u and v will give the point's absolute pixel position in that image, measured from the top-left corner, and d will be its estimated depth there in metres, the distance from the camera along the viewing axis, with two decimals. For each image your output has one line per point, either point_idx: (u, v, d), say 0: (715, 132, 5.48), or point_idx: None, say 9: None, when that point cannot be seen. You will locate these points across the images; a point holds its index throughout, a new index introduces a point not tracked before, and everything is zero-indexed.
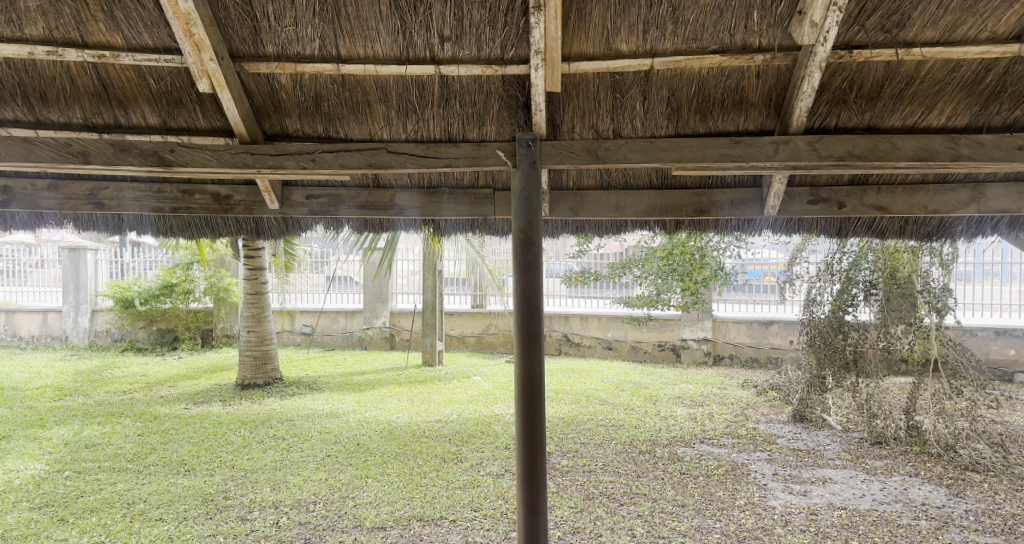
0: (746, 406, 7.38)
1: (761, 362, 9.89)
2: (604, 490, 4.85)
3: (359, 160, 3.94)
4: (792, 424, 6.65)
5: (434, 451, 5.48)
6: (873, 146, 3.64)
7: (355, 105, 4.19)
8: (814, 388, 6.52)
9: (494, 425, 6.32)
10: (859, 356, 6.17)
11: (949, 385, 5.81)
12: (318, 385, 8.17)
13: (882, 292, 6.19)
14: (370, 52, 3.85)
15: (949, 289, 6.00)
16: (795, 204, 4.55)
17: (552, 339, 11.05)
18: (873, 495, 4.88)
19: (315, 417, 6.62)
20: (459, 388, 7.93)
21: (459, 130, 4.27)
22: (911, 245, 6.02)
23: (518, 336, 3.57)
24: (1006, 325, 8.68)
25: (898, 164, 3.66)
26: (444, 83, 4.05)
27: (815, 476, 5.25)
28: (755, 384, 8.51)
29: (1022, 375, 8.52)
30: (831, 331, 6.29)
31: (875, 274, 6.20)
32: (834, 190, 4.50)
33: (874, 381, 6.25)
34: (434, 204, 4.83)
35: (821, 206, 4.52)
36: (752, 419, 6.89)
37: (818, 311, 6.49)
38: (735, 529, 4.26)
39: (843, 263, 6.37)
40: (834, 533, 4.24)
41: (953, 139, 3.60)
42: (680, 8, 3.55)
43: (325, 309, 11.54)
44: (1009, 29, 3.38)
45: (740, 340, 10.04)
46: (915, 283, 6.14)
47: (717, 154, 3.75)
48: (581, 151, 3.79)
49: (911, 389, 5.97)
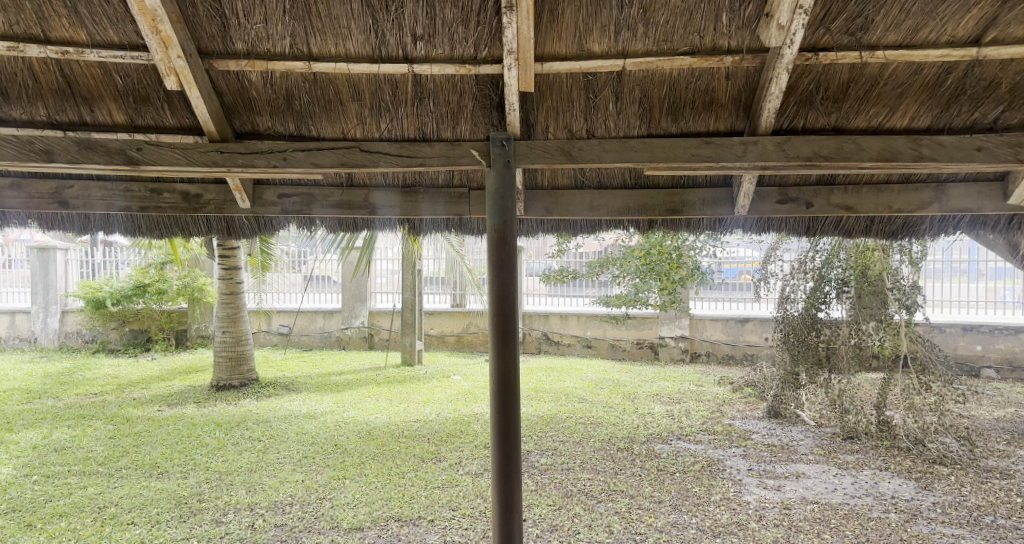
0: (722, 403, 7.46)
1: (737, 359, 9.99)
2: (582, 487, 4.87)
3: (332, 159, 3.90)
4: (766, 420, 6.73)
5: (412, 451, 5.47)
6: (839, 147, 3.70)
7: (327, 104, 4.16)
8: (788, 385, 6.58)
9: (472, 424, 6.31)
10: (831, 353, 6.32)
11: (918, 380, 5.91)
12: (295, 386, 8.10)
13: (854, 289, 6.33)
14: (342, 50, 3.83)
15: (918, 287, 6.10)
16: (765, 204, 4.62)
17: (531, 337, 11.06)
18: (844, 489, 4.97)
19: (292, 418, 6.56)
20: (438, 388, 7.91)
21: (433, 130, 4.26)
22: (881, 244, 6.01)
23: (493, 336, 3.57)
24: (973, 321, 8.89)
25: (863, 164, 3.73)
26: (418, 82, 4.05)
27: (788, 471, 5.33)
28: (731, 381, 8.60)
29: (988, 371, 8.75)
30: (805, 329, 6.41)
31: (847, 271, 6.37)
32: (802, 190, 4.57)
33: (846, 378, 6.34)
34: (410, 204, 4.81)
35: (790, 205, 4.59)
36: (728, 415, 6.97)
37: (792, 308, 6.59)
38: (710, 524, 4.31)
39: (816, 261, 6.49)
40: (806, 527, 4.30)
41: (916, 140, 3.67)
42: (651, 9, 3.58)
43: (303, 308, 11.44)
44: (967, 34, 3.46)
45: (717, 338, 10.15)
46: (886, 280, 6.15)
47: (688, 154, 3.79)
48: (555, 151, 3.81)
49: (882, 385, 6.09)
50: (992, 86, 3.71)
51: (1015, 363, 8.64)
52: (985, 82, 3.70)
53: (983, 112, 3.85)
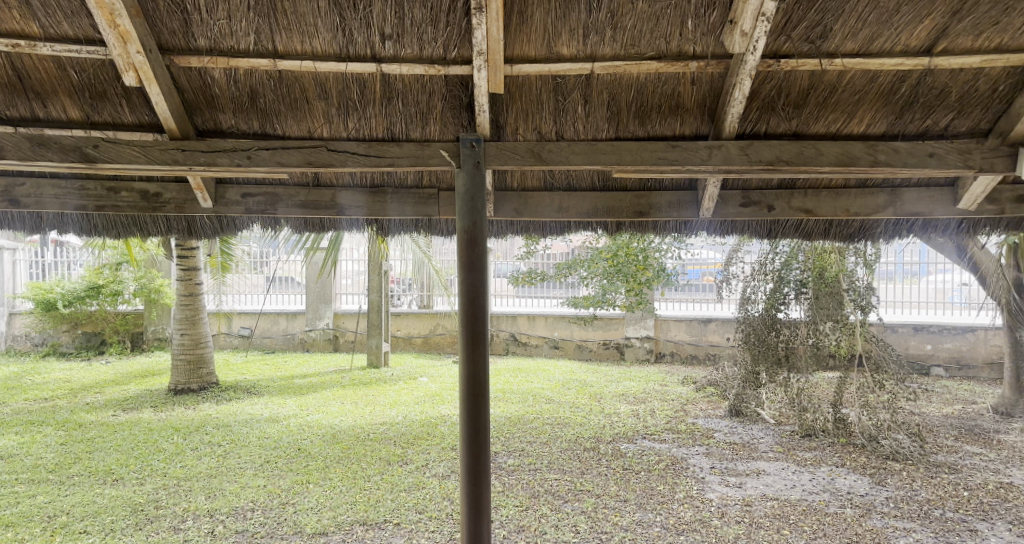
0: (686, 402, 7.57)
1: (700, 358, 10.20)
2: (549, 487, 4.89)
3: (298, 158, 3.84)
4: (727, 419, 6.85)
5: (378, 454, 5.42)
6: (799, 152, 3.80)
7: (293, 102, 4.10)
8: (748, 384, 6.68)
9: (439, 426, 6.28)
10: (791, 352, 6.45)
11: (873, 379, 6.08)
12: (256, 389, 7.95)
13: (811, 290, 6.46)
14: (308, 48, 3.78)
15: (872, 288, 6.33)
16: (729, 206, 4.70)
17: (499, 339, 11.06)
18: (803, 485, 5.09)
19: (253, 422, 6.44)
20: (404, 390, 7.85)
21: (402, 130, 4.23)
22: (837, 247, 6.27)
23: (461, 337, 3.56)
24: (922, 321, 9.26)
25: (822, 169, 3.84)
26: (386, 81, 4.02)
27: (749, 468, 5.44)
28: (694, 380, 8.74)
29: (937, 369, 9.12)
30: (765, 328, 6.55)
31: (805, 273, 6.50)
32: (764, 193, 4.67)
33: (805, 376, 6.44)
34: (378, 205, 4.77)
35: (752, 208, 4.69)
36: (691, 414, 7.08)
37: (752, 309, 6.72)
38: (674, 522, 4.38)
39: (775, 263, 6.69)
40: (766, 523, 4.40)
41: (872, 146, 3.79)
42: (619, 14, 3.62)
43: (265, 310, 11.25)
44: (920, 44, 3.58)
45: (680, 338, 10.35)
46: (842, 281, 6.39)
47: (655, 157, 3.84)
48: (525, 153, 3.82)
49: (838, 383, 6.26)
50: (943, 94, 3.85)
51: (962, 362, 9.05)
52: (937, 90, 3.84)
53: (935, 119, 3.99)
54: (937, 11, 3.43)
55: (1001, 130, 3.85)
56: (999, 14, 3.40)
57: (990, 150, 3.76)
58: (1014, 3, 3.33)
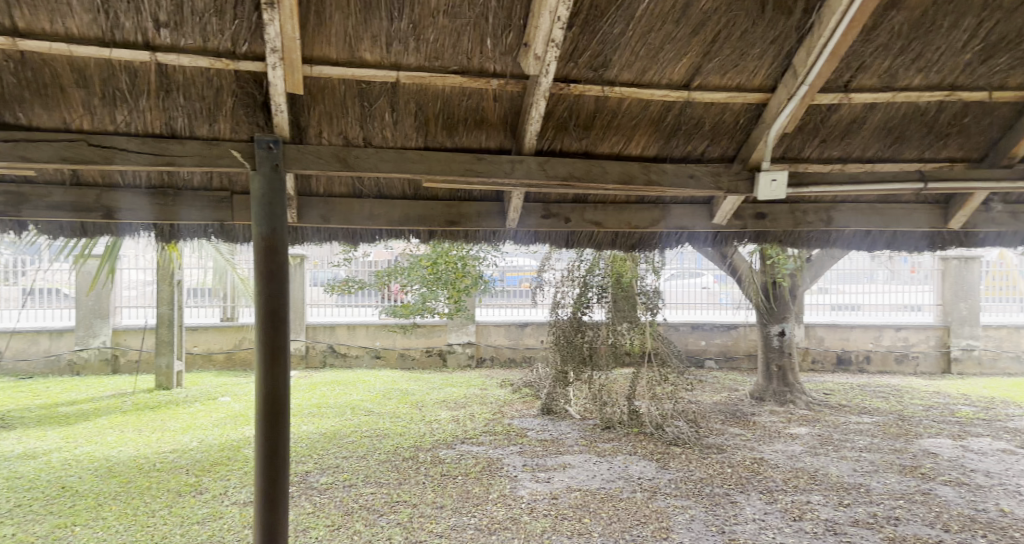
0: (503, 404, 7.85)
1: (518, 361, 10.79)
2: (363, 502, 4.79)
3: (51, 154, 3.58)
4: (540, 418, 7.31)
5: (166, 486, 4.93)
6: (587, 170, 4.14)
7: (43, 89, 3.63)
8: (558, 382, 7.30)
9: (243, 448, 5.88)
10: (593, 352, 7.02)
11: (658, 373, 6.68)
12: (10, 422, 6.84)
13: (610, 295, 6.97)
14: (60, 29, 3.39)
15: (660, 292, 6.81)
16: (531, 218, 4.98)
17: (315, 351, 10.52)
18: (602, 475, 5.50)
19: (6, 460, 5.53)
20: (202, 412, 7.23)
21: (185, 126, 3.93)
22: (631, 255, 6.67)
23: (259, 351, 3.37)
24: (699, 320, 10.44)
25: (608, 186, 4.22)
26: (163, 72, 3.70)
27: (556, 463, 5.76)
28: (511, 383, 9.06)
29: (707, 361, 10.33)
30: (572, 330, 7.12)
31: (605, 279, 7.00)
32: (561, 206, 5.00)
33: (604, 374, 7.06)
34: (169, 209, 4.37)
35: (551, 220, 4.99)
36: (507, 416, 7.35)
37: (562, 311, 7.32)
38: (487, 522, 4.51)
39: (581, 270, 7.16)
40: (570, 514, 4.69)
41: (647, 167, 4.24)
42: (420, 26, 3.65)
43: (20, 329, 9.73)
44: (681, 79, 4.05)
45: (500, 342, 10.82)
46: (635, 286, 6.85)
47: (461, 169, 3.96)
48: (330, 157, 3.76)
49: (631, 379, 6.85)
50: (700, 124, 4.39)
51: (728, 354, 10.38)
52: (695, 121, 4.36)
53: (695, 145, 4.53)
54: (692, 52, 3.88)
55: (742, 157, 4.34)
56: (737, 59, 3.91)
57: (735, 173, 4.33)
58: (748, 50, 3.85)
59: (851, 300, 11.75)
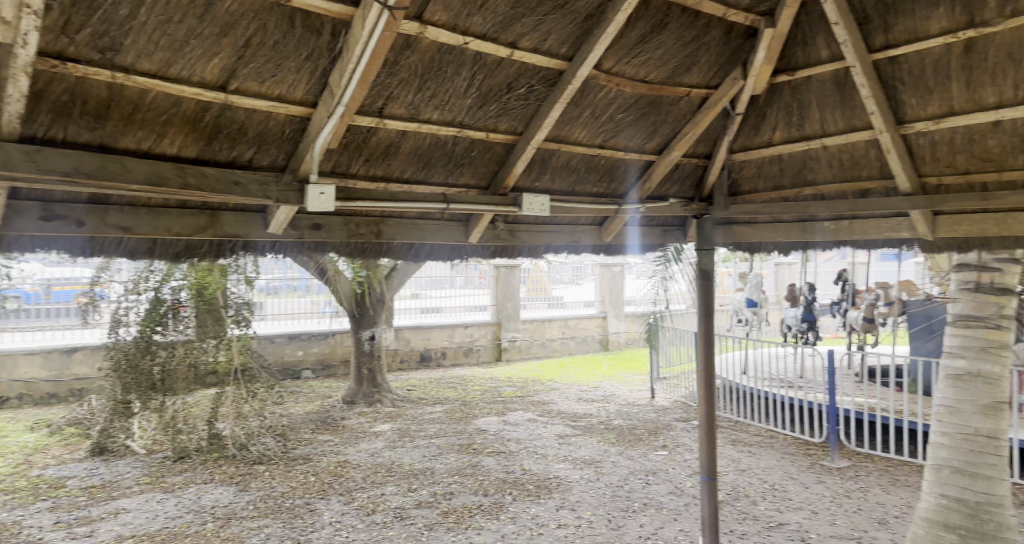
0: (36, 452, 7.03)
1: (61, 395, 9.94)
2: None
3: None
4: (90, 460, 6.74)
5: None
6: (100, 164, 2.89)
7: None
8: (119, 415, 6.79)
9: None
10: (167, 375, 6.76)
11: (244, 392, 6.93)
12: None
13: (189, 311, 7.03)
14: None
15: (248, 303, 7.32)
16: (24, 221, 3.16)
17: None
18: (165, 513, 5.27)
19: None
20: None
21: None
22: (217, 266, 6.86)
23: None
24: (294, 331, 11.57)
25: (130, 189, 3.02)
26: None
27: (106, 511, 5.35)
28: (49, 423, 8.18)
29: (304, 372, 11.56)
30: (140, 354, 6.74)
31: (181, 293, 7.04)
32: (70, 206, 3.25)
33: (178, 399, 6.88)
34: None
35: (56, 225, 3.23)
36: (40, 465, 6.60)
37: (126, 332, 6.96)
38: None
39: (150, 281, 7.04)
40: None
41: (183, 166, 3.13)
42: None
43: None
44: (217, 78, 3.13)
45: (35, 374, 9.78)
46: (223, 296, 7.16)
47: None
48: None
49: (213, 400, 6.87)
50: (246, 129, 3.37)
51: (323, 363, 11.79)
52: (237, 126, 3.34)
53: (240, 150, 3.45)
54: (225, 51, 3.04)
55: (294, 167, 3.50)
56: (273, 69, 3.19)
57: (286, 183, 3.44)
58: (282, 62, 3.18)
59: (435, 303, 14.00)
